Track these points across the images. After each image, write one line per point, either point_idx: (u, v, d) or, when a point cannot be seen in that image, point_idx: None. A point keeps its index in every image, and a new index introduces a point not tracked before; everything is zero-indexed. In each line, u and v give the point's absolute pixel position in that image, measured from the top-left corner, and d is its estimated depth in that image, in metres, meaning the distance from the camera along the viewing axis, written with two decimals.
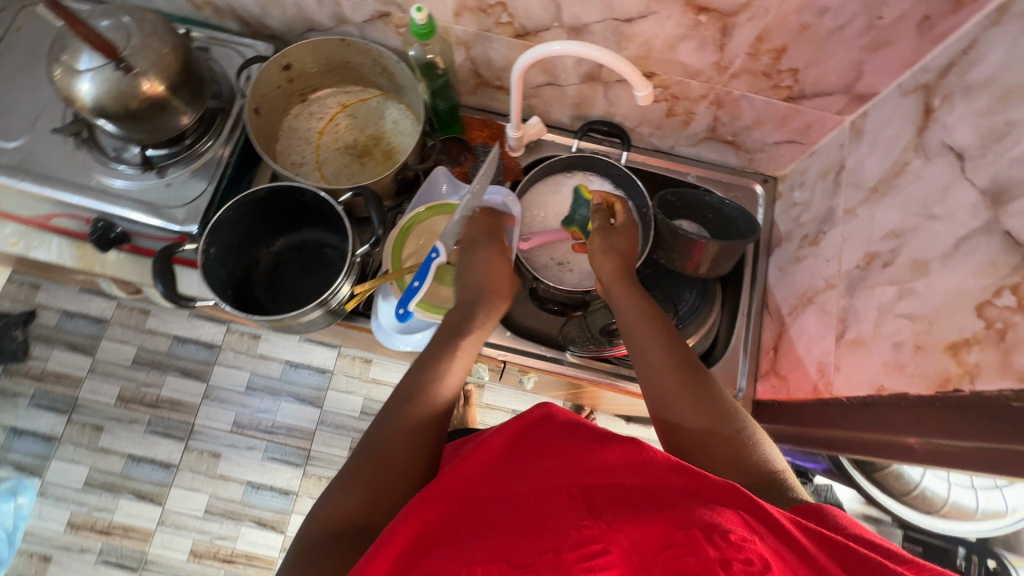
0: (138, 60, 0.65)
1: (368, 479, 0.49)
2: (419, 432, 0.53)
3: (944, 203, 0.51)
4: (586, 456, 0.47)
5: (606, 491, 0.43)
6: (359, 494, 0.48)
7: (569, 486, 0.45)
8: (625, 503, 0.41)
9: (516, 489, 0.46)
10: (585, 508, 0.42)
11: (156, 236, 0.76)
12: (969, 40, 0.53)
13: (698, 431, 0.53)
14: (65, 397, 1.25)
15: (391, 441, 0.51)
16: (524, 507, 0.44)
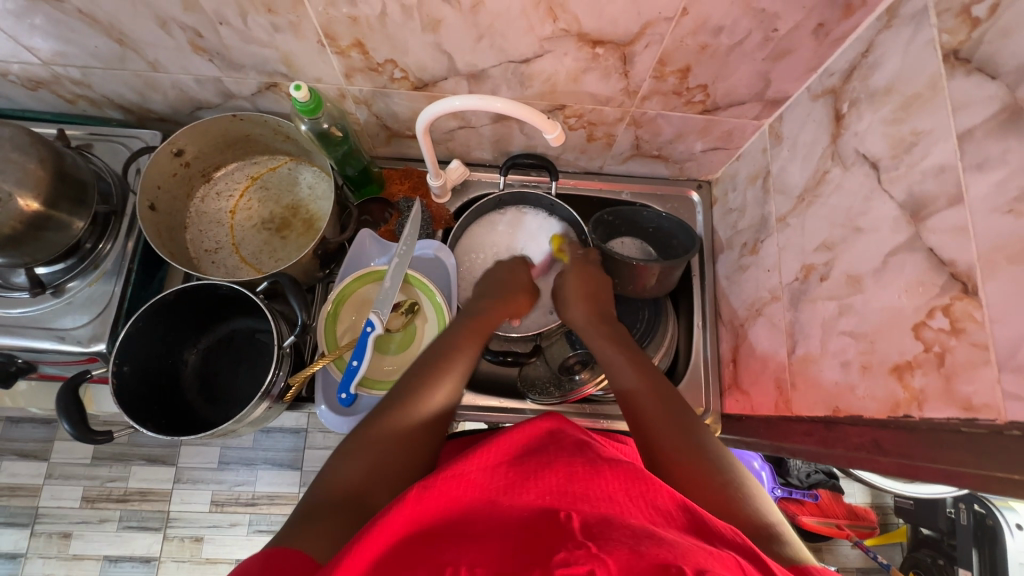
0: (1, 183, 0.59)
1: (377, 453, 0.49)
2: (424, 429, 0.54)
3: (868, 215, 0.50)
4: (593, 475, 0.41)
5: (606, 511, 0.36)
6: (363, 465, 0.48)
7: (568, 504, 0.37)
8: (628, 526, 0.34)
9: (508, 502, 0.39)
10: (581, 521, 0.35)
11: (65, 360, 0.70)
12: (865, 44, 0.52)
13: (688, 468, 0.49)
14: (24, 509, 1.16)
15: (398, 431, 0.52)
16: (514, 524, 0.36)
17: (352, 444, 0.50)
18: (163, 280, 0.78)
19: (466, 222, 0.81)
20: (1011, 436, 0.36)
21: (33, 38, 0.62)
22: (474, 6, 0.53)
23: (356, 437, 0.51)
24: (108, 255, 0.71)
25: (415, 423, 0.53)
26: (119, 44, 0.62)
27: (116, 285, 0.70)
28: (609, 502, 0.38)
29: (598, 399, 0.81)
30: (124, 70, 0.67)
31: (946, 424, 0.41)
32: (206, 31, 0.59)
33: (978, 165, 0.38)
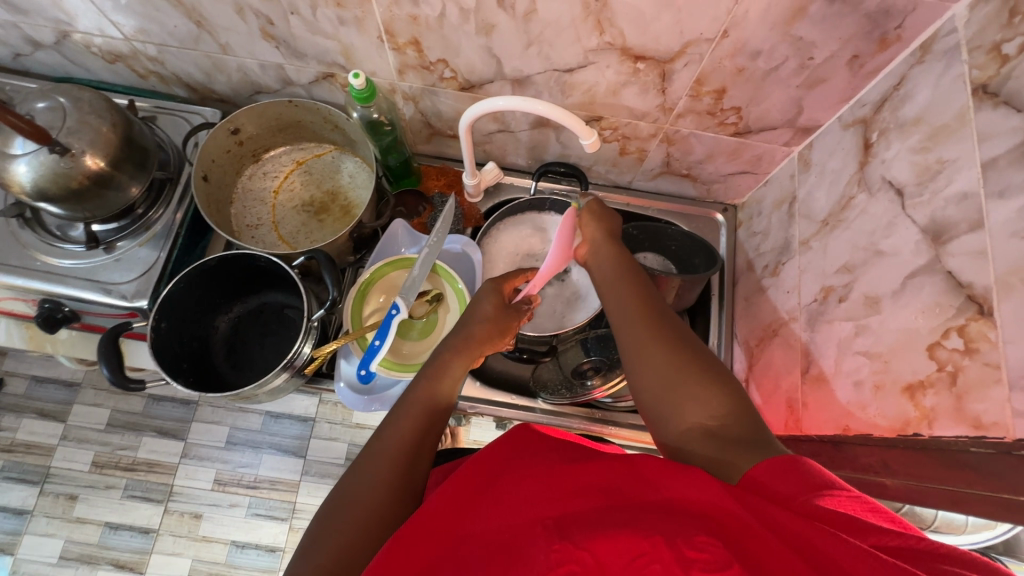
0: (74, 141, 0.64)
1: (344, 529, 0.44)
2: (397, 477, 0.48)
3: (890, 239, 0.51)
4: (563, 474, 0.43)
5: (581, 514, 0.38)
6: (331, 545, 0.43)
7: (545, 512, 0.39)
8: (601, 521, 0.37)
9: (490, 519, 0.40)
10: (557, 531, 0.37)
11: (107, 312, 0.74)
12: (898, 78, 0.54)
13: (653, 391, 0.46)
14: (37, 468, 1.20)
15: (364, 498, 0.46)
16: (497, 545, 0.37)
17: (321, 518, 0.45)
18: (204, 249, 0.83)
19: (496, 225, 0.83)
20: (1018, 455, 0.37)
21: (120, 15, 0.68)
22: (527, 13, 0.57)
23: (324, 515, 0.45)
24: (158, 221, 0.75)
25: (381, 474, 0.47)
26: (196, 25, 0.67)
27: (162, 249, 0.74)
28: (584, 498, 0.40)
29: (607, 406, 0.83)
30: (196, 50, 0.73)
31: (952, 442, 0.42)
32: (278, 19, 0.64)
33: (999, 193, 0.40)
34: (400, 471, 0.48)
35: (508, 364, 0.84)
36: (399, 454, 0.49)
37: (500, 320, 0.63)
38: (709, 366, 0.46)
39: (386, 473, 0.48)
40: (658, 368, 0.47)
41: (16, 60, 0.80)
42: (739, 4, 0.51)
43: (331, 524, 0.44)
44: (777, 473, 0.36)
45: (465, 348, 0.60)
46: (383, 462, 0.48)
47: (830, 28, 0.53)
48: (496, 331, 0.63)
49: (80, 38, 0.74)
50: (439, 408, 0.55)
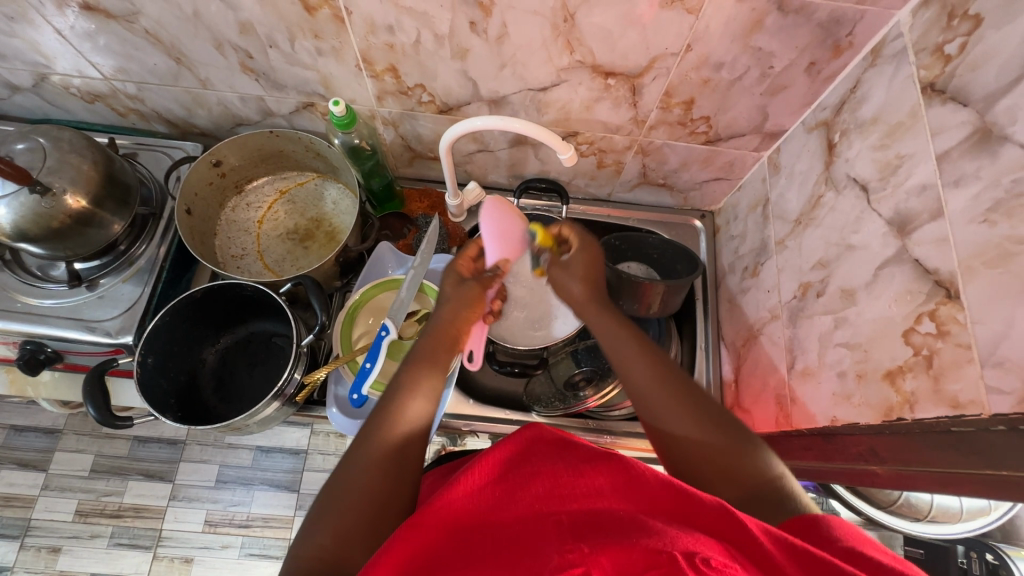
0: (55, 180, 0.64)
1: (343, 510, 0.45)
2: (393, 459, 0.49)
3: (859, 233, 0.53)
4: (570, 480, 0.42)
5: (593, 517, 0.37)
6: (331, 528, 0.44)
7: (557, 515, 0.38)
8: (613, 529, 0.35)
9: (502, 517, 0.40)
10: (569, 532, 0.36)
11: (89, 351, 0.73)
12: (853, 81, 0.57)
13: (693, 451, 0.49)
14: (17, 520, 1.15)
15: (363, 479, 0.47)
16: (510, 543, 0.36)
17: (319, 503, 0.46)
18: (190, 281, 0.82)
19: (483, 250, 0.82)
20: (995, 430, 0.38)
21: (98, 56, 0.68)
22: (499, 37, 0.59)
23: (323, 499, 0.47)
24: (142, 256, 0.75)
25: (377, 455, 0.49)
26: (175, 62, 0.69)
27: (147, 284, 0.74)
28: (597, 501, 0.40)
29: (602, 416, 0.83)
30: (176, 86, 0.74)
31: (934, 423, 0.43)
32: (257, 52, 0.65)
33: (956, 182, 0.42)
34: (398, 459, 0.49)
35: (499, 380, 0.84)
36: (395, 438, 0.50)
37: (463, 292, 0.62)
38: (729, 430, 0.49)
39: (382, 456, 0.49)
40: (687, 449, 0.50)
41: None
42: (700, 19, 0.54)
43: (333, 506, 0.45)
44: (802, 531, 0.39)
45: (441, 332, 0.60)
46: (381, 463, 0.48)
47: (787, 39, 0.56)
48: (464, 307, 0.62)
49: (58, 80, 0.74)
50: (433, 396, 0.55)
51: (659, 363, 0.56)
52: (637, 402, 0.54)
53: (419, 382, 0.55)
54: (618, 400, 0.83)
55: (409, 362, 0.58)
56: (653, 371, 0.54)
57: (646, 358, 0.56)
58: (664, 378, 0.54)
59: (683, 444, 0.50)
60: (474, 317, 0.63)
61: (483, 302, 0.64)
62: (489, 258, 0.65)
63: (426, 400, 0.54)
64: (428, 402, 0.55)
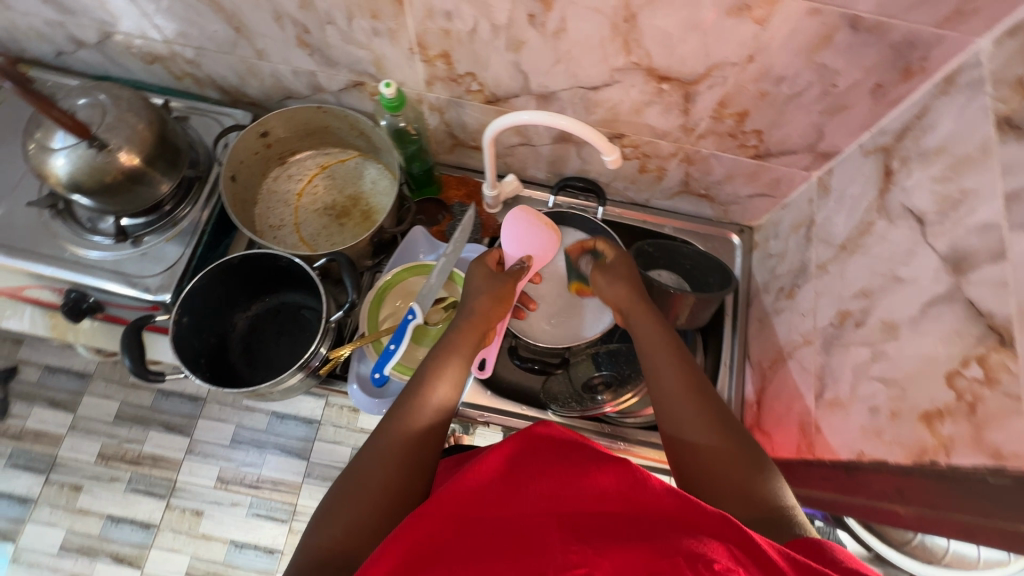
0: (111, 137, 0.66)
1: (358, 504, 0.46)
2: (410, 449, 0.50)
3: (909, 266, 0.51)
4: (577, 480, 0.41)
5: (598, 522, 0.38)
6: (343, 521, 0.45)
7: (562, 518, 0.38)
8: (619, 537, 0.36)
9: (502, 513, 0.39)
10: (575, 535, 0.37)
11: (129, 305, 0.76)
12: (920, 108, 0.54)
13: (706, 462, 0.49)
14: (44, 456, 1.21)
15: (378, 472, 0.47)
16: (517, 538, 0.37)
17: (334, 495, 0.47)
18: (228, 247, 0.84)
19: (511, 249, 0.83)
20: None
21: (161, 19, 0.70)
22: (557, 32, 0.58)
23: (335, 492, 0.47)
24: (185, 218, 0.77)
25: (395, 449, 0.49)
26: (234, 31, 0.70)
27: (187, 246, 0.76)
28: (603, 504, 0.40)
29: (616, 421, 0.82)
30: (232, 54, 0.75)
31: (969, 471, 0.41)
32: (314, 28, 0.66)
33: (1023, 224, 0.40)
34: (410, 451, 0.49)
35: (519, 374, 0.84)
36: (409, 431, 0.51)
37: (494, 286, 0.62)
38: (748, 451, 0.49)
39: (400, 447, 0.49)
40: (703, 460, 0.49)
41: (58, 58, 0.84)
42: (765, 30, 0.53)
43: (346, 499, 0.46)
44: (803, 551, 0.38)
45: (473, 323, 0.60)
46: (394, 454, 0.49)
47: (855, 57, 0.53)
48: (493, 302, 0.62)
49: (121, 39, 0.76)
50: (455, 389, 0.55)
51: (689, 369, 0.56)
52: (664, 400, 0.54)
53: (443, 371, 0.55)
54: (635, 407, 0.82)
55: (436, 352, 0.58)
56: (682, 378, 0.55)
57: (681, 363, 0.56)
58: (692, 386, 0.54)
59: (699, 456, 0.50)
60: (502, 311, 0.63)
61: (512, 296, 0.64)
62: (511, 257, 0.66)
63: (451, 386, 0.55)
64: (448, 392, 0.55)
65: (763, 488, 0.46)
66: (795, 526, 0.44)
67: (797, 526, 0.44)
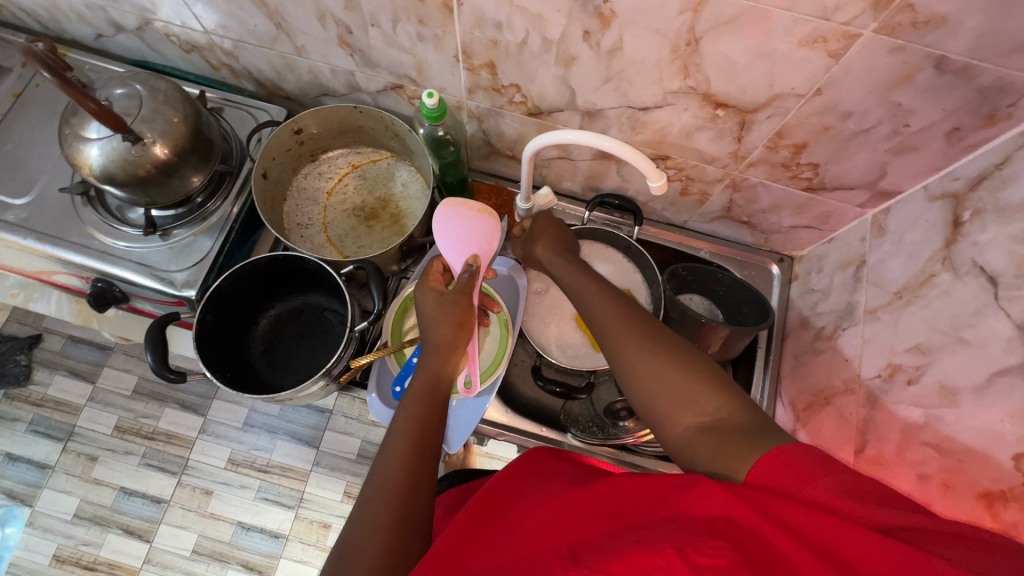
0: (147, 129, 0.65)
1: (363, 563, 0.41)
2: (400, 509, 0.44)
3: (976, 329, 0.48)
4: (567, 504, 0.44)
5: (594, 540, 0.40)
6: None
7: (559, 542, 0.41)
8: (612, 545, 0.37)
9: (506, 551, 0.42)
10: (571, 560, 0.38)
11: (154, 297, 0.75)
12: (1001, 156, 0.50)
13: (653, 380, 0.46)
14: (63, 425, 1.23)
15: (372, 543, 0.42)
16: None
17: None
18: (254, 244, 0.83)
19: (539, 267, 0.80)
20: None
21: (203, 10, 0.68)
22: (612, 50, 0.55)
23: (338, 548, 0.42)
24: (215, 212, 0.76)
25: (386, 514, 0.43)
26: (276, 27, 0.68)
27: (216, 241, 0.75)
28: (596, 527, 0.41)
29: (636, 449, 0.79)
30: (272, 49, 0.73)
31: None
32: (358, 29, 0.63)
33: None
34: (411, 488, 0.45)
35: (539, 392, 0.82)
36: (403, 462, 0.47)
37: (451, 311, 0.60)
38: (693, 361, 0.46)
39: (396, 502, 0.44)
40: (649, 385, 0.46)
41: (97, 40, 0.83)
42: (839, 64, 0.49)
43: (352, 552, 0.41)
44: (777, 464, 0.36)
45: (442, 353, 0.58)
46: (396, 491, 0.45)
47: (934, 99, 0.50)
48: (450, 325, 0.59)
49: (161, 26, 0.75)
50: (432, 441, 0.50)
51: (624, 302, 0.54)
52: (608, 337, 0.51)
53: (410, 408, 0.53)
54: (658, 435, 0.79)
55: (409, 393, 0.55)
56: (620, 313, 0.52)
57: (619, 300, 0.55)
58: (630, 316, 0.52)
59: (646, 381, 0.46)
60: (466, 336, 0.60)
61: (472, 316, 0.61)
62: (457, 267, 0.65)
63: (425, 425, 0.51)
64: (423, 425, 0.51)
65: (712, 392, 0.43)
66: (758, 424, 0.41)
67: (760, 425, 0.41)
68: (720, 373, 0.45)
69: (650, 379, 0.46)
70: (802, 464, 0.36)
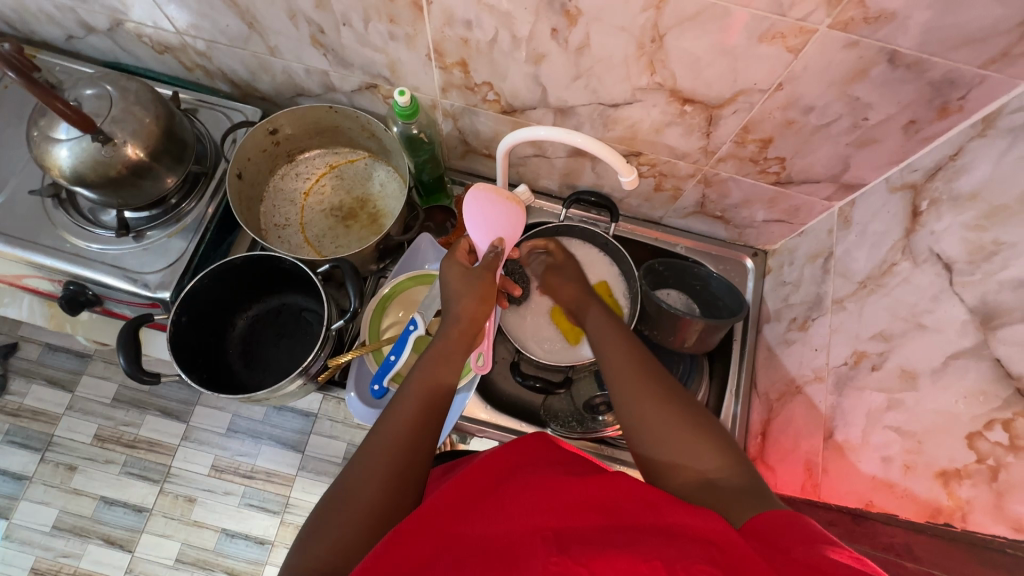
0: (117, 130, 0.64)
1: (341, 530, 0.43)
2: (395, 475, 0.47)
3: (933, 314, 0.49)
4: (561, 492, 0.43)
5: (581, 530, 0.39)
6: (329, 541, 0.42)
7: (545, 527, 0.40)
8: (601, 541, 0.37)
9: (488, 530, 0.40)
10: (555, 544, 0.37)
11: (128, 300, 0.75)
12: (955, 148, 0.52)
13: (658, 429, 0.49)
14: (40, 435, 1.21)
15: (355, 509, 0.44)
16: (500, 555, 0.37)
17: (318, 516, 0.45)
18: (231, 244, 0.83)
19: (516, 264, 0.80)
20: None
21: (173, 10, 0.68)
22: (580, 47, 0.56)
23: (320, 514, 0.45)
24: (189, 213, 0.76)
25: (380, 474, 0.46)
26: (248, 27, 0.68)
27: (191, 242, 0.74)
28: (585, 517, 0.41)
29: (616, 443, 0.80)
30: (245, 50, 0.73)
31: (987, 539, 0.39)
32: (329, 28, 0.64)
33: None
34: (399, 473, 0.47)
35: (519, 389, 0.82)
36: (397, 446, 0.48)
37: (474, 286, 0.60)
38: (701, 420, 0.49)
39: (383, 475, 0.46)
40: (655, 433, 0.49)
41: (68, 42, 0.82)
42: (798, 59, 0.50)
43: (331, 522, 0.44)
44: (778, 526, 0.38)
45: (463, 326, 0.59)
46: (381, 473, 0.46)
47: (890, 93, 0.51)
48: (474, 301, 0.60)
49: (132, 27, 0.75)
50: (435, 422, 0.52)
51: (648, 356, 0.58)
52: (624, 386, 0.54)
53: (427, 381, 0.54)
54: None
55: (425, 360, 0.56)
56: (637, 365, 0.56)
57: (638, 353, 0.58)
58: (647, 369, 0.55)
59: (653, 428, 0.49)
60: (486, 310, 0.60)
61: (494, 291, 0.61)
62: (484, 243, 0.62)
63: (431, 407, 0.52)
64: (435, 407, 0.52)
65: (715, 453, 0.46)
66: (759, 493, 0.43)
67: (761, 494, 0.42)
68: (726, 438, 0.48)
69: (656, 425, 0.49)
70: (808, 532, 0.37)
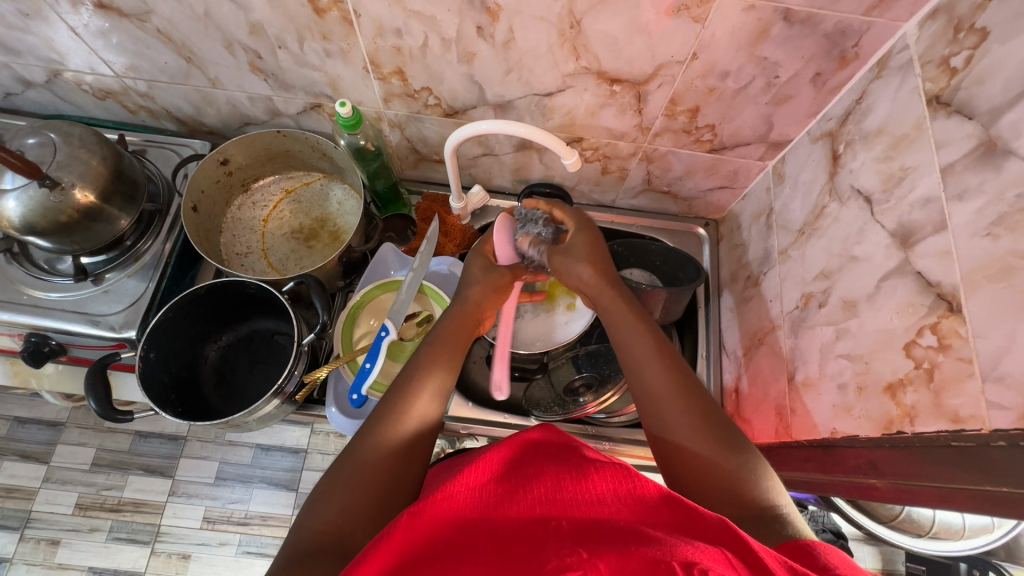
0: (64, 174, 0.65)
1: (351, 491, 0.44)
2: (401, 452, 0.47)
3: (862, 244, 0.53)
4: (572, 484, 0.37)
5: (595, 519, 0.34)
6: (339, 505, 0.43)
7: (556, 519, 0.34)
8: (615, 533, 0.32)
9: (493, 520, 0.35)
10: (569, 535, 0.32)
11: (93, 345, 0.74)
12: (859, 92, 0.57)
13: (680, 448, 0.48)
14: (17, 513, 1.16)
15: (362, 476, 0.45)
16: (502, 546, 0.32)
17: (326, 482, 0.45)
18: (194, 278, 0.83)
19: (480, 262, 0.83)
20: (996, 446, 0.37)
21: (110, 54, 0.69)
22: (506, 42, 0.59)
23: (331, 475, 0.45)
24: (147, 251, 0.76)
25: (389, 444, 0.47)
26: (186, 61, 0.69)
27: (150, 281, 0.74)
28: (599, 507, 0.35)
29: (599, 421, 0.83)
30: (186, 85, 0.74)
31: (934, 437, 0.42)
32: (266, 53, 0.66)
33: (959, 196, 0.42)
34: (406, 447, 0.48)
35: None
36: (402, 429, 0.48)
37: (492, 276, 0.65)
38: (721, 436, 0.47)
39: (390, 447, 0.47)
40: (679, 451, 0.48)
41: (7, 99, 0.82)
42: (706, 28, 0.55)
43: (341, 484, 0.44)
44: (790, 554, 0.34)
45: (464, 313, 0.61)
46: (387, 447, 0.47)
47: (793, 49, 0.56)
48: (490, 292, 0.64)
49: (71, 76, 0.75)
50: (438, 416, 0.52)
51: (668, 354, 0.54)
52: (639, 386, 0.53)
53: (425, 382, 0.52)
54: (617, 406, 0.83)
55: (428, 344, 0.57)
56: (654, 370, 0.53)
57: (654, 346, 0.54)
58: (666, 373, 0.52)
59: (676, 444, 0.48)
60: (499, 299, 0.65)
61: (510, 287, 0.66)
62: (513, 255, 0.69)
63: (434, 399, 0.52)
64: (438, 402, 0.52)
65: (736, 472, 0.46)
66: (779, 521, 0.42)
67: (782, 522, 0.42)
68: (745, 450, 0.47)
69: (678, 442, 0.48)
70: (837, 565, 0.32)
